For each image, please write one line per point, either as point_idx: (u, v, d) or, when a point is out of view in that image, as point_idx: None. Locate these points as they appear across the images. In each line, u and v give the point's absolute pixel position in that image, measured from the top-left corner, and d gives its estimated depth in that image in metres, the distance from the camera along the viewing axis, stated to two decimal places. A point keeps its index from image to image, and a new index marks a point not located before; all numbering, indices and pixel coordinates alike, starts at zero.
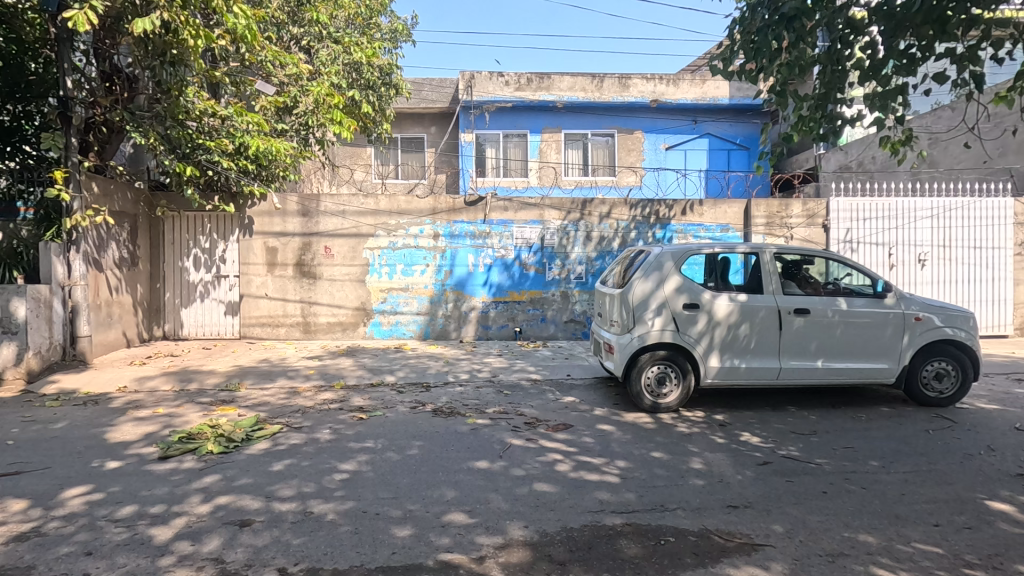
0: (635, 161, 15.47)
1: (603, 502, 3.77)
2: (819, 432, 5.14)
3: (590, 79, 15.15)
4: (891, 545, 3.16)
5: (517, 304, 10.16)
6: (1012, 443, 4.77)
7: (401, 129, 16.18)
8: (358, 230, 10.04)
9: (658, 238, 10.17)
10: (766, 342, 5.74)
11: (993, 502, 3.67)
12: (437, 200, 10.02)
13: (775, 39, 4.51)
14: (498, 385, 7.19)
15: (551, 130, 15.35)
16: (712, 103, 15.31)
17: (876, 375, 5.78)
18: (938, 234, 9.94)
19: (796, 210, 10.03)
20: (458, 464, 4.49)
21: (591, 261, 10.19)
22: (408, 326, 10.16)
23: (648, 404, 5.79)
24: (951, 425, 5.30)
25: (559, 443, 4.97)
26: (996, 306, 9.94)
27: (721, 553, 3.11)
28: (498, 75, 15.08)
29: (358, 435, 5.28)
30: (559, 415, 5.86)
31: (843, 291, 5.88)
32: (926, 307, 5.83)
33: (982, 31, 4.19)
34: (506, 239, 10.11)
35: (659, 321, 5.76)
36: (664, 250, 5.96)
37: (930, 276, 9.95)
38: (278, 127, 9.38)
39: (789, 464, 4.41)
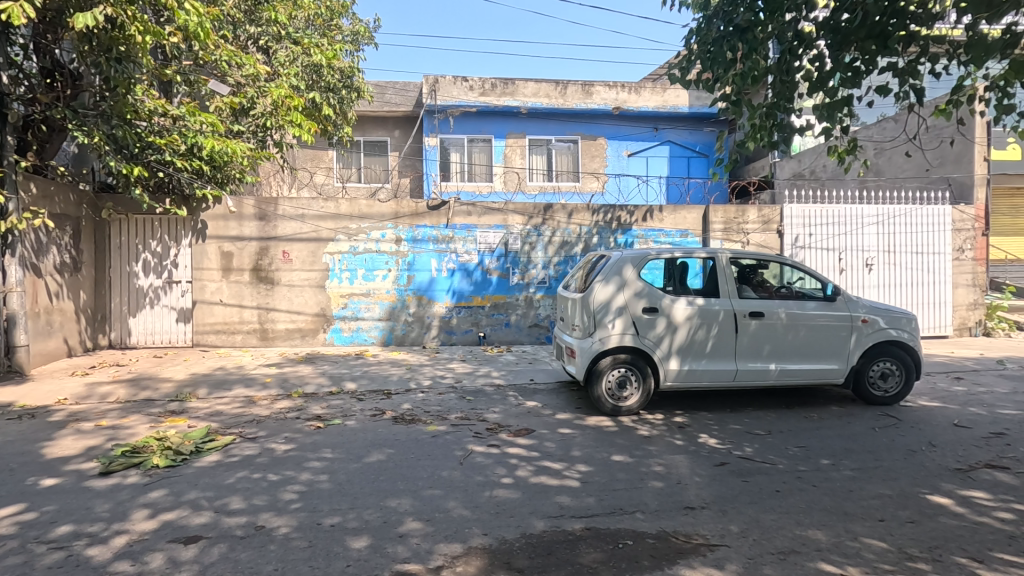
0: (598, 167, 15.66)
1: (563, 507, 3.77)
2: (773, 432, 5.28)
3: (553, 86, 15.34)
4: (840, 541, 3.25)
5: (480, 309, 10.11)
6: (951, 439, 5.01)
7: (364, 132, 15.97)
8: (318, 234, 9.82)
9: (619, 243, 10.32)
10: (724, 345, 5.87)
11: (934, 496, 3.84)
12: (400, 204, 9.91)
13: (730, 50, 4.65)
14: (461, 391, 7.13)
15: (516, 136, 15.41)
16: (673, 111, 15.66)
17: (827, 375, 5.98)
18: (884, 239, 10.40)
19: (751, 216, 10.33)
20: (418, 472, 4.42)
21: (554, 266, 10.24)
22: (369, 332, 9.98)
23: (609, 408, 5.84)
24: (896, 422, 5.53)
25: (521, 448, 4.95)
26: (937, 308, 10.48)
27: (678, 555, 3.15)
28: (462, 80, 15.07)
29: (315, 444, 5.14)
30: (522, 419, 5.85)
31: (796, 295, 6.06)
32: (871, 309, 6.07)
33: (921, 46, 4.39)
34: (469, 243, 10.08)
35: (619, 325, 5.82)
36: (625, 255, 6.03)
37: (877, 280, 10.39)
38: (233, 128, 9.13)
39: (745, 464, 4.51)
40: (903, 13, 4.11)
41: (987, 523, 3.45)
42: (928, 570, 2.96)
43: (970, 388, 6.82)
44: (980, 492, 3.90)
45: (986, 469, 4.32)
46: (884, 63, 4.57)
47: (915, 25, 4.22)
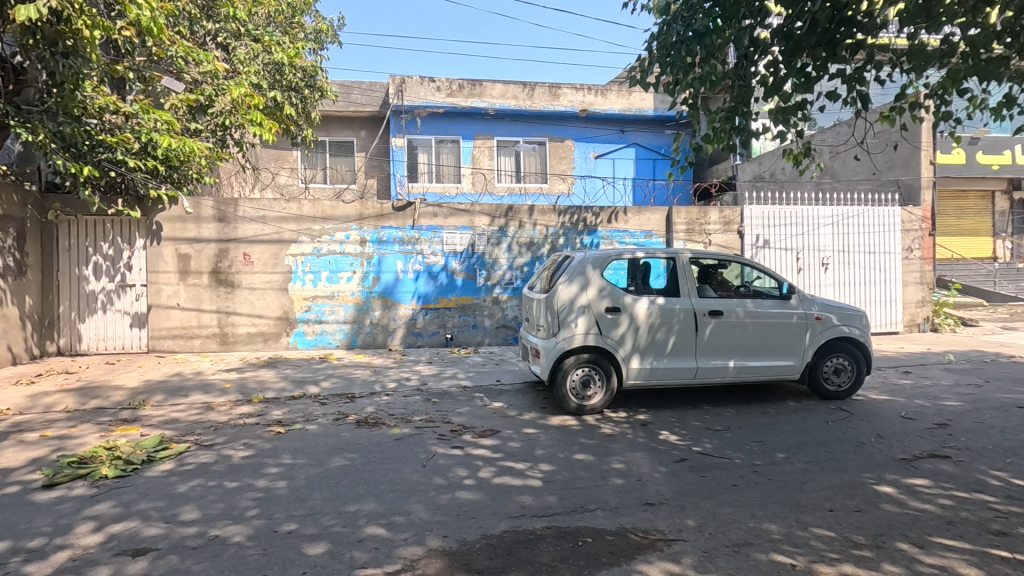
0: (565, 169, 15.79)
1: (524, 506, 3.78)
2: (732, 428, 5.40)
3: (520, 88, 15.40)
4: (791, 532, 3.35)
5: (447, 311, 10.06)
6: (898, 430, 5.22)
7: (329, 132, 15.71)
8: (280, 236, 9.62)
9: (585, 244, 10.41)
10: (684, 343, 5.99)
11: (880, 486, 3.99)
12: (364, 205, 9.80)
13: (688, 54, 4.74)
14: (427, 393, 7.08)
15: (483, 137, 15.41)
16: (638, 114, 15.88)
17: (783, 371, 6.16)
18: (839, 239, 10.77)
19: (713, 217, 10.57)
20: (380, 476, 4.36)
21: (521, 267, 10.28)
22: (334, 335, 9.82)
23: (574, 407, 5.89)
24: (848, 415, 5.73)
25: (485, 449, 4.95)
26: (888, 306, 10.91)
27: (637, 550, 3.19)
28: (428, 80, 14.98)
29: (274, 450, 5.02)
30: (487, 420, 5.85)
31: (754, 294, 6.23)
32: (824, 307, 6.27)
33: (867, 54, 4.54)
34: (435, 244, 10.03)
35: (583, 325, 5.88)
36: (588, 255, 6.09)
37: (833, 279, 10.75)
38: (190, 126, 8.86)
39: (703, 459, 4.60)
40: (851, 21, 4.24)
41: (927, 510, 3.61)
42: (872, 556, 3.07)
43: (917, 381, 7.14)
44: (923, 480, 4.08)
45: (929, 458, 4.52)
46: (833, 69, 4.72)
47: (861, 33, 4.37)
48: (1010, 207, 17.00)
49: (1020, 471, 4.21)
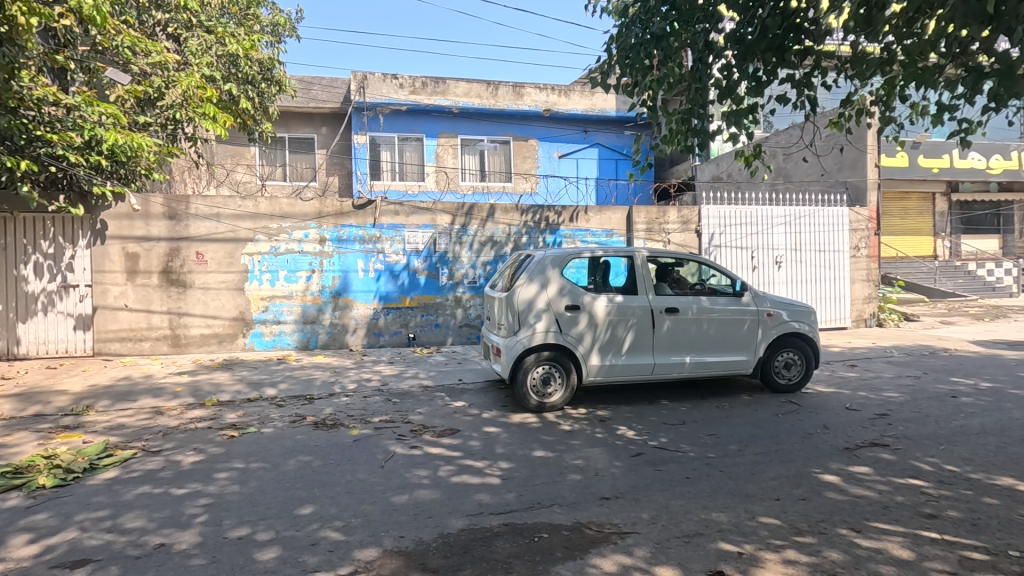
0: (529, 168, 15.86)
1: (482, 504, 3.79)
2: (687, 422, 5.54)
3: (484, 87, 15.38)
4: (740, 521, 3.46)
5: (409, 310, 9.98)
6: (842, 421, 5.45)
7: (288, 128, 15.34)
8: (235, 235, 9.36)
9: (547, 243, 10.49)
10: (642, 340, 6.10)
11: (824, 474, 4.16)
12: (324, 202, 9.61)
13: (647, 56, 4.79)
14: (387, 393, 7.00)
15: (447, 135, 15.32)
16: (600, 114, 16.07)
17: (737, 366, 6.34)
18: (791, 238, 11.16)
19: (672, 216, 10.80)
20: (336, 478, 4.29)
21: (484, 266, 10.27)
22: (292, 336, 9.61)
23: (534, 404, 5.93)
24: (797, 408, 5.96)
25: (444, 448, 4.93)
26: (837, 302, 11.38)
27: (591, 544, 3.23)
28: (391, 77, 14.80)
29: (227, 455, 4.87)
30: (448, 420, 5.82)
31: (709, 292, 6.40)
32: (776, 304, 6.48)
33: (814, 61, 4.67)
34: (397, 243, 9.93)
35: (543, 323, 5.92)
36: (548, 254, 6.14)
37: (786, 276, 11.14)
38: (138, 120, 8.48)
39: (659, 453, 4.70)
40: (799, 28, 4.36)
41: (866, 496, 3.79)
42: (814, 542, 3.20)
43: (861, 374, 7.48)
44: (863, 468, 4.27)
45: (870, 447, 4.74)
46: (783, 74, 4.82)
47: (808, 40, 4.54)
48: (949, 208, 17.95)
49: (952, 458, 4.46)
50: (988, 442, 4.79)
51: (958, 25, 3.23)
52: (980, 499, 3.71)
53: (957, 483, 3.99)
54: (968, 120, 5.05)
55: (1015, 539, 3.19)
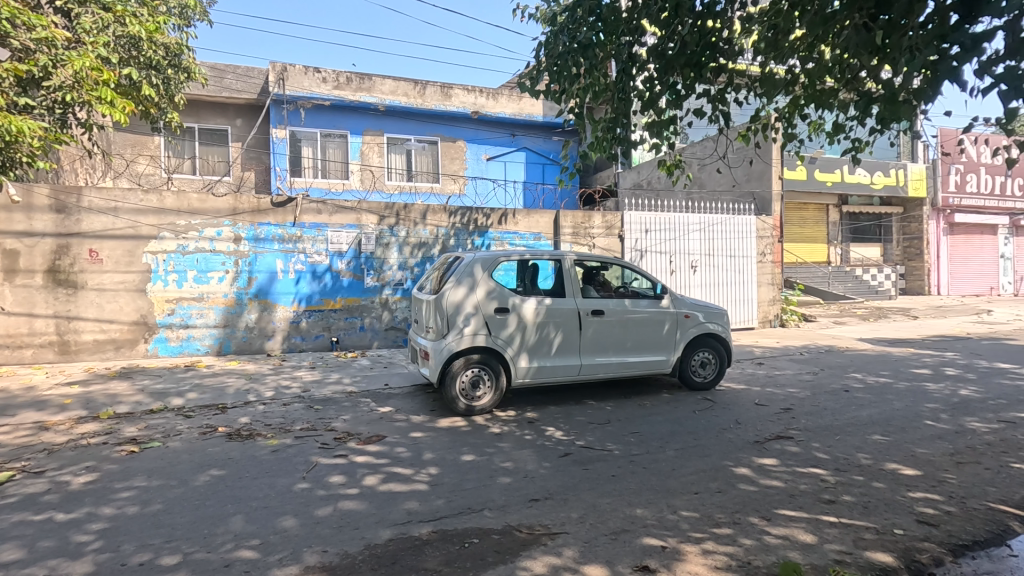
0: (457, 169, 15.79)
1: (410, 512, 3.70)
2: (612, 421, 5.71)
3: (411, 85, 15.08)
4: (662, 516, 3.60)
5: (332, 313, 9.60)
6: (752, 416, 5.84)
7: (197, 118, 14.33)
8: (136, 231, 8.60)
9: (476, 246, 10.47)
10: (569, 341, 6.22)
11: (737, 467, 4.42)
12: (238, 199, 9.04)
13: (575, 65, 4.79)
14: (309, 400, 6.68)
15: (373, 133, 14.90)
16: (528, 119, 16.28)
17: (658, 366, 6.62)
18: (705, 244, 11.83)
19: (597, 221, 11.12)
20: (253, 492, 4.04)
21: (411, 268, 10.08)
22: (202, 341, 8.95)
23: (463, 408, 5.88)
24: (712, 404, 6.31)
25: (370, 456, 4.78)
26: (745, 305, 12.18)
27: (521, 547, 3.24)
28: (313, 70, 14.18)
29: (126, 473, 4.45)
30: (373, 426, 5.64)
31: (631, 294, 6.65)
32: (693, 306, 6.83)
33: (727, 79, 4.93)
34: (319, 243, 9.52)
35: (471, 326, 5.90)
36: (476, 257, 6.13)
37: (701, 280, 11.79)
38: (18, 102, 7.53)
39: (586, 453, 4.81)
40: (715, 47, 4.60)
41: (773, 485, 4.07)
42: (730, 533, 3.39)
43: (767, 371, 8.05)
44: (771, 460, 4.59)
45: (776, 439, 5.10)
46: (700, 89, 5.02)
47: (722, 58, 4.76)
48: (840, 218, 19.75)
49: (845, 447, 4.89)
50: (875, 431, 5.30)
51: (852, 53, 3.52)
52: (870, 484, 4.09)
53: (851, 470, 4.37)
54: (859, 139, 5.49)
55: (899, 518, 3.54)
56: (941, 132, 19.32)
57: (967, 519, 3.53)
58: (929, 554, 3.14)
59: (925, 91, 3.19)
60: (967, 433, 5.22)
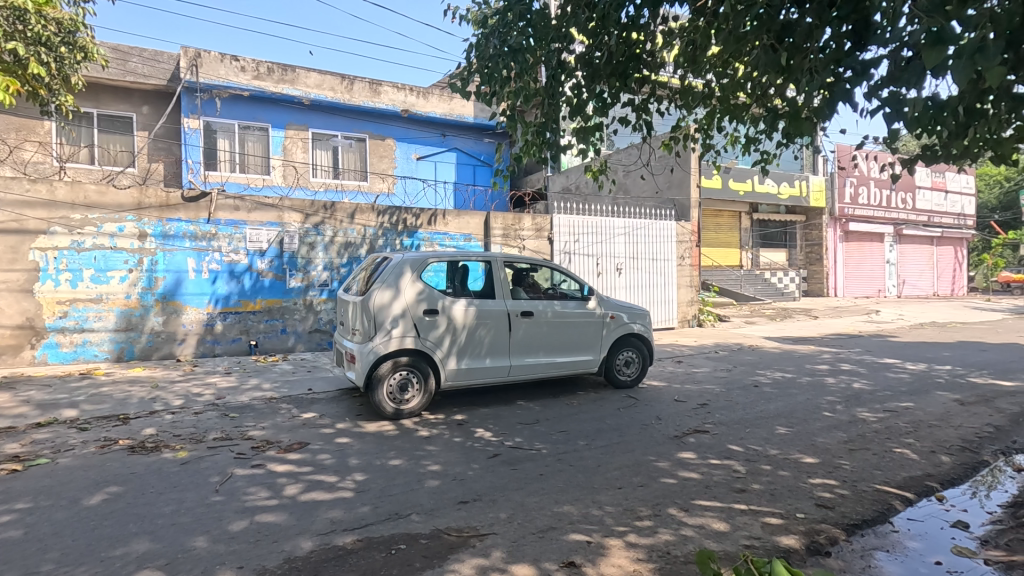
0: (386, 168, 15.45)
1: (334, 521, 3.57)
2: (541, 420, 5.79)
3: (338, 80, 14.60)
4: (587, 511, 3.70)
5: (250, 315, 9.10)
6: (672, 412, 6.13)
7: (97, 103, 13.14)
8: (21, 225, 7.77)
9: (405, 246, 10.29)
10: (498, 342, 6.25)
11: (659, 461, 4.62)
12: (144, 192, 8.39)
13: (505, 68, 4.79)
14: (223, 408, 6.28)
15: (296, 127, 14.27)
16: (458, 120, 16.21)
17: (585, 365, 6.79)
18: (630, 247, 12.28)
19: (526, 224, 11.28)
20: (158, 509, 3.75)
21: (337, 269, 9.74)
22: (100, 347, 8.20)
23: (390, 412, 5.76)
24: (635, 402, 6.55)
25: (290, 465, 4.57)
26: (666, 305, 12.77)
27: (450, 550, 3.21)
28: (230, 58, 13.39)
29: (6, 494, 3.99)
30: (295, 433, 5.40)
31: (560, 295, 6.75)
32: (618, 307, 7.05)
33: (650, 90, 5.15)
34: (236, 241, 9.01)
35: (399, 328, 5.80)
36: (405, 259, 6.04)
37: (625, 282, 12.22)
38: None
39: (515, 453, 4.85)
40: (639, 59, 4.79)
41: (691, 477, 4.29)
42: (651, 525, 3.53)
43: (686, 369, 8.47)
44: (689, 453, 4.83)
45: (693, 434, 5.37)
46: (625, 98, 5.20)
47: (645, 70, 4.96)
48: (752, 225, 21.15)
49: (755, 439, 5.23)
50: (781, 423, 5.72)
51: (760, 72, 3.74)
52: (776, 472, 4.40)
53: (759, 460, 4.69)
54: (767, 152, 5.89)
55: (800, 503, 3.84)
56: (838, 148, 21.18)
57: (858, 501, 3.89)
58: (826, 534, 3.42)
59: (823, 110, 3.44)
60: (858, 422, 5.75)
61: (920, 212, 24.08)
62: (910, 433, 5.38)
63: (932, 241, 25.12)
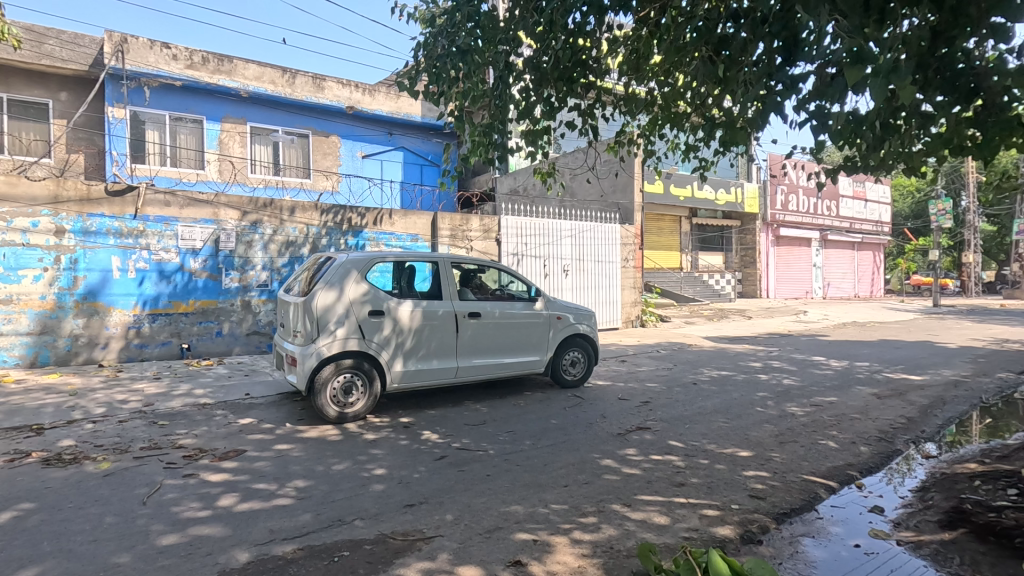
0: (330, 166, 15.04)
1: (273, 530, 3.44)
2: (488, 421, 5.80)
3: (279, 73, 14.08)
4: (534, 510, 3.74)
5: (182, 317, 8.63)
6: (616, 410, 6.28)
7: (7, 88, 12.10)
8: None
9: (350, 246, 10.05)
10: (446, 343, 6.20)
11: (603, 459, 4.73)
12: (62, 184, 7.78)
13: (453, 68, 4.76)
14: (151, 416, 5.93)
15: (233, 120, 13.65)
16: (406, 119, 15.99)
17: (532, 365, 6.85)
18: (576, 249, 12.49)
19: (474, 224, 11.26)
20: (78, 525, 3.49)
21: (278, 269, 9.39)
22: (10, 352, 7.55)
23: (333, 415, 5.61)
24: (581, 401, 6.68)
25: (226, 473, 4.37)
26: (611, 306, 13.06)
27: (395, 555, 3.17)
28: (161, 45, 12.66)
29: None
30: (231, 441, 5.17)
31: (507, 296, 6.81)
32: (565, 308, 7.16)
33: (596, 96, 5.26)
34: (167, 239, 8.53)
35: (343, 330, 5.67)
36: (349, 259, 5.91)
37: (572, 283, 12.41)
38: None
39: (462, 454, 4.83)
40: (585, 65, 4.89)
41: (633, 473, 4.41)
42: (595, 521, 3.61)
43: (629, 368, 8.70)
44: (632, 449, 4.97)
45: (636, 431, 5.53)
46: (572, 102, 5.29)
47: (591, 76, 5.07)
48: (691, 229, 21.99)
49: (694, 434, 5.44)
50: (717, 419, 5.97)
51: (700, 82, 3.88)
52: (714, 466, 4.59)
53: (698, 454, 4.88)
54: (706, 159, 6.14)
55: (735, 494, 4.02)
56: (770, 157, 22.36)
57: (787, 490, 4.12)
58: (758, 523, 3.60)
59: (756, 121, 3.61)
60: (787, 416, 6.10)
61: (843, 219, 25.79)
62: (834, 426, 5.75)
63: (853, 246, 26.94)
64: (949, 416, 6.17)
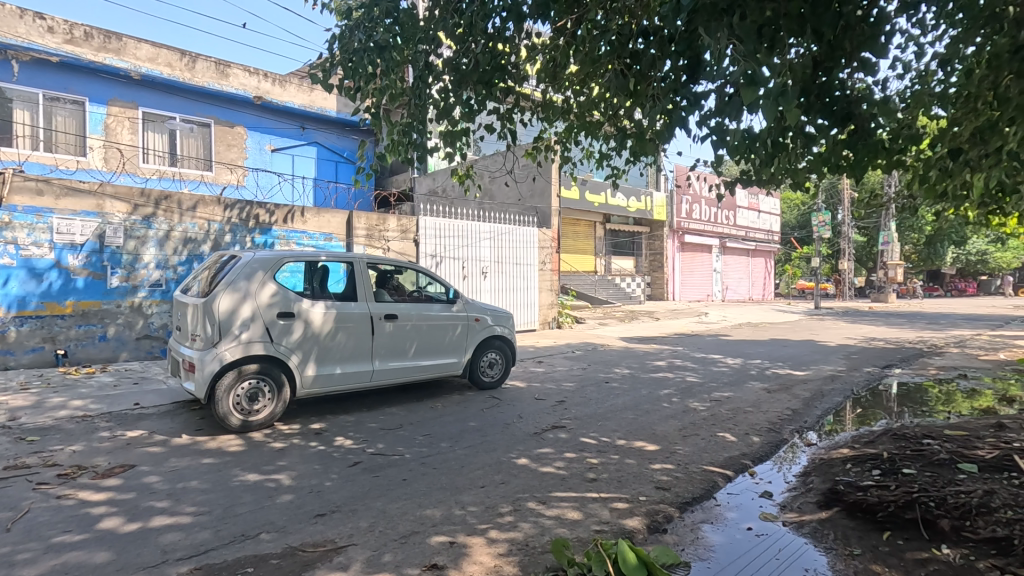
0: (236, 158, 14.14)
1: (166, 550, 3.17)
2: (404, 425, 5.69)
3: (177, 56, 13.03)
4: (450, 513, 3.72)
5: (58, 320, 7.74)
6: (532, 410, 6.40)
7: None
8: None
9: (257, 243, 9.49)
10: (360, 346, 6.02)
11: (519, 458, 4.79)
12: None
13: (370, 64, 4.60)
14: (17, 431, 5.25)
15: (122, 104, 12.42)
16: (320, 113, 15.38)
17: (450, 368, 6.81)
18: (494, 252, 12.59)
19: (391, 225, 11.03)
20: None
21: (174, 267, 8.68)
22: None
23: (236, 425, 5.26)
24: (498, 402, 6.73)
25: (110, 492, 3.97)
26: (528, 309, 13.27)
27: (304, 568, 3.03)
28: (33, 15, 11.30)
29: None
30: (116, 455, 4.70)
31: (425, 298, 6.71)
32: (482, 310, 7.19)
33: (514, 100, 5.33)
34: (38, 232, 7.59)
35: (246, 334, 5.34)
36: (254, 258, 5.58)
37: (490, 285, 12.49)
38: None
39: (376, 460, 4.71)
40: (504, 70, 4.91)
41: (548, 471, 4.52)
42: (512, 520, 3.65)
43: (545, 368, 8.89)
44: (547, 448, 5.09)
45: (551, 430, 5.66)
46: (490, 106, 5.31)
47: (510, 81, 5.12)
48: (604, 234, 22.87)
49: (606, 431, 5.67)
50: (627, 416, 6.25)
51: (613, 93, 4.03)
52: (623, 461, 4.80)
53: (609, 450, 5.08)
54: (617, 168, 6.42)
55: (643, 487, 4.24)
56: (676, 168, 23.76)
57: (689, 480, 4.40)
58: (663, 513, 3.82)
59: (662, 133, 3.81)
60: (690, 411, 6.51)
61: (740, 228, 27.91)
62: (730, 419, 6.21)
63: (748, 253, 29.25)
64: (827, 407, 6.86)
